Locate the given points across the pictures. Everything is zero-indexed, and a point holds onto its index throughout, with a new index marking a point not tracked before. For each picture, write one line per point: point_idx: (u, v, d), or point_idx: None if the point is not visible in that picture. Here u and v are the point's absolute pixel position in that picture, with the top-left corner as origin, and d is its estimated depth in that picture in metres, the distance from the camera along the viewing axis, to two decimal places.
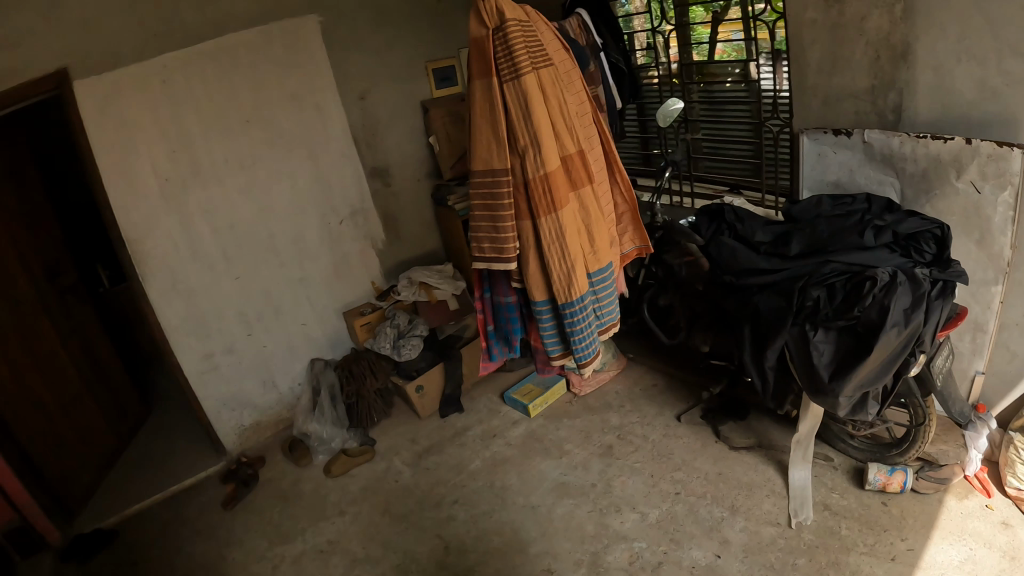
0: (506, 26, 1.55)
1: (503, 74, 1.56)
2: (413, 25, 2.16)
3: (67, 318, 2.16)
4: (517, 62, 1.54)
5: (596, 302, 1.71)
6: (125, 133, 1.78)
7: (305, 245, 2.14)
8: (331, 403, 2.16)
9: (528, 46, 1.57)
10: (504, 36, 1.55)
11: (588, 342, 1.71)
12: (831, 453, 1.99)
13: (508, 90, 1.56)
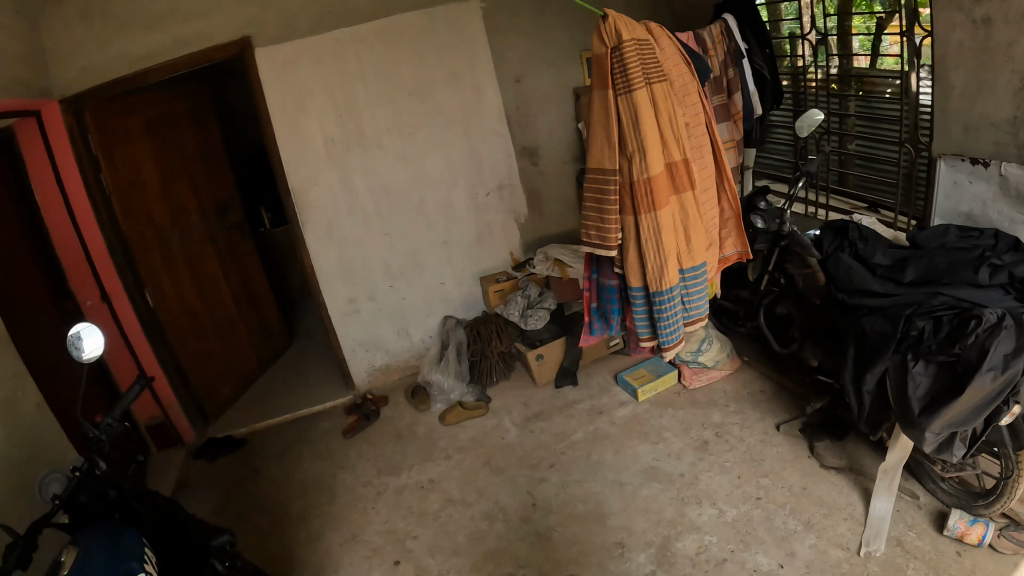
0: (624, 41, 1.55)
1: (617, 86, 1.58)
2: (574, 13, 2.28)
3: (229, 254, 2.59)
4: (632, 76, 1.55)
5: (685, 293, 1.70)
6: (298, 96, 2.07)
7: (452, 212, 2.34)
8: (457, 358, 2.37)
9: (645, 61, 1.58)
10: (620, 51, 1.56)
11: (673, 329, 1.71)
12: (917, 491, 1.97)
13: (621, 102, 1.58)
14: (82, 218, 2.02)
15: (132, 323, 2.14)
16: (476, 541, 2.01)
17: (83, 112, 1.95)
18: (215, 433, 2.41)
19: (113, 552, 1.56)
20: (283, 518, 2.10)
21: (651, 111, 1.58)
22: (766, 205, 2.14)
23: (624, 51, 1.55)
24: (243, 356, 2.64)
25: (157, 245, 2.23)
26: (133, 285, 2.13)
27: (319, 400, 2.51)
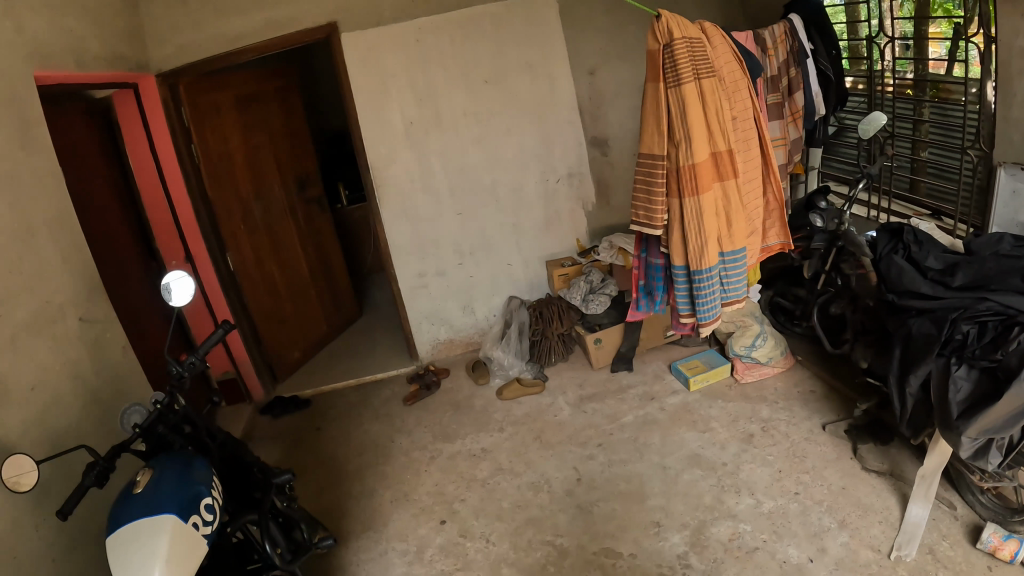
0: (675, 38, 1.61)
1: (667, 80, 1.64)
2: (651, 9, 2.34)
3: (308, 227, 2.78)
4: (681, 71, 1.61)
5: (724, 273, 1.75)
6: (380, 79, 2.23)
7: (521, 196, 2.45)
8: (518, 337, 2.48)
9: (696, 57, 1.63)
10: (672, 47, 1.62)
11: (712, 308, 1.76)
12: (956, 502, 1.99)
13: (670, 95, 1.64)
14: (172, 184, 2.21)
15: (215, 289, 2.33)
16: (520, 508, 2.13)
17: (177, 87, 2.16)
18: (282, 392, 2.59)
19: (184, 477, 1.81)
20: (340, 475, 2.27)
21: (698, 104, 1.64)
22: (826, 204, 2.18)
23: (675, 47, 1.61)
24: (314, 323, 2.82)
25: (240, 214, 2.42)
26: (217, 250, 2.32)
27: (382, 368, 2.66)
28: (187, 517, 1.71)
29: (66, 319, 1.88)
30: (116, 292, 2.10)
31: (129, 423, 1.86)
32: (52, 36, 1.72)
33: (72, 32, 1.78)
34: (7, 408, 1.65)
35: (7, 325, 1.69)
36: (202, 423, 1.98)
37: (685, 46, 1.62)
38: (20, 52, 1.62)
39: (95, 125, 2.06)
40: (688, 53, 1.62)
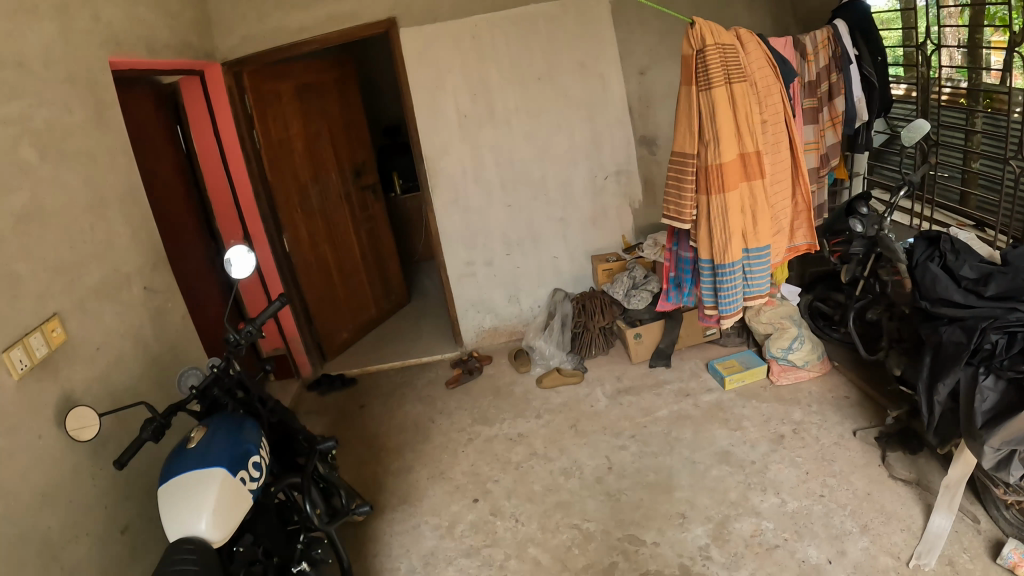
0: (707, 45, 1.65)
1: (698, 84, 1.68)
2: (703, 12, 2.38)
3: (362, 211, 2.92)
4: (710, 75, 1.66)
5: (747, 268, 1.80)
6: (436, 74, 2.34)
7: (570, 191, 2.52)
8: (560, 327, 2.56)
9: (727, 62, 1.67)
10: (703, 53, 1.66)
11: (734, 301, 1.82)
12: (980, 516, 1.99)
13: (701, 98, 1.69)
14: (233, 167, 2.35)
15: (271, 269, 2.46)
16: (550, 491, 2.20)
17: (241, 75, 2.31)
18: (330, 370, 2.72)
19: (234, 436, 1.95)
20: (381, 451, 2.38)
21: (728, 108, 1.69)
22: (867, 210, 2.20)
23: (706, 53, 1.65)
24: (364, 306, 2.95)
25: (298, 198, 2.56)
26: (273, 232, 2.44)
27: (428, 352, 2.76)
28: (236, 471, 1.85)
29: (132, 287, 2.05)
30: (178, 266, 2.26)
31: (187, 384, 2.00)
32: (127, 26, 1.97)
33: (145, 22, 2.02)
34: (73, 364, 1.84)
35: (76, 290, 1.87)
36: (254, 388, 2.10)
37: (715, 51, 1.66)
38: (95, 39, 1.90)
39: (162, 108, 2.22)
40: (720, 59, 1.66)
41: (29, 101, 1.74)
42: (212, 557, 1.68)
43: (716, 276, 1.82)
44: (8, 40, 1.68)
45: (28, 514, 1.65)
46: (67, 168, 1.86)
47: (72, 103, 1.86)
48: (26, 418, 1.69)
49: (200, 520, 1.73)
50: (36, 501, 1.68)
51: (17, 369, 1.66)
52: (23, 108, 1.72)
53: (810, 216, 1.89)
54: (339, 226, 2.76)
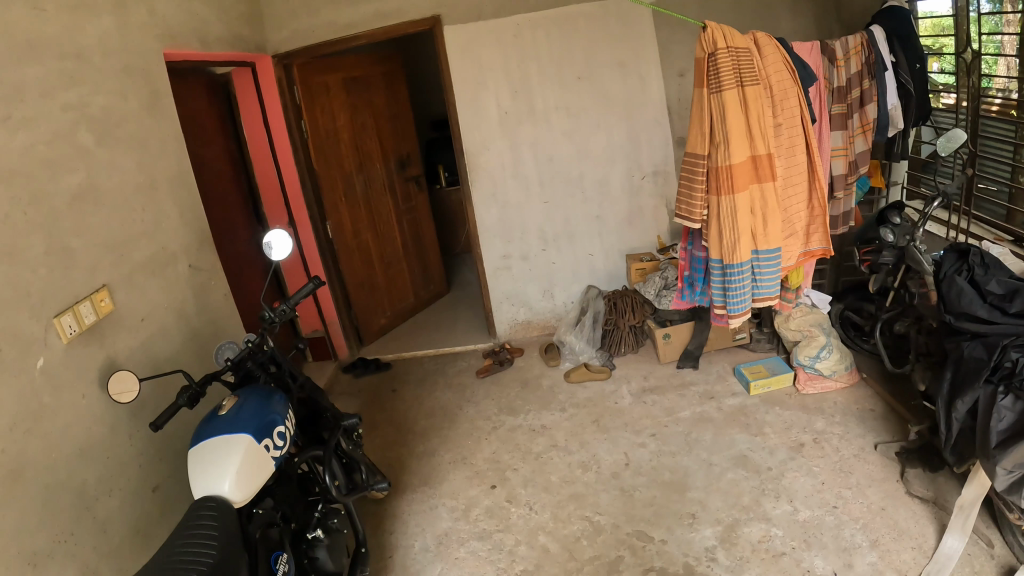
0: (718, 48, 1.67)
1: (710, 86, 1.70)
2: (744, 17, 2.38)
3: (403, 203, 3.06)
4: (721, 78, 1.68)
5: (756, 269, 1.81)
6: (479, 71, 2.41)
7: (607, 189, 2.56)
8: (591, 324, 2.61)
9: (740, 65, 1.69)
10: (715, 56, 1.68)
11: (742, 300, 1.83)
12: (995, 540, 1.95)
13: (713, 100, 1.71)
14: (280, 154, 2.50)
15: (312, 252, 2.59)
16: (566, 483, 2.24)
17: (291, 68, 2.47)
18: (365, 354, 2.83)
19: (262, 405, 2.04)
20: (407, 434, 2.46)
21: (740, 110, 1.70)
22: (900, 220, 2.18)
23: (718, 55, 1.67)
24: (403, 295, 3.07)
25: (341, 185, 2.71)
26: (317, 218, 2.60)
27: (461, 342, 2.85)
28: (259, 438, 1.95)
29: (178, 264, 2.19)
30: (223, 245, 2.41)
31: (222, 357, 2.11)
32: (180, 17, 2.13)
33: (199, 15, 2.18)
34: (118, 333, 1.97)
35: (124, 264, 2.00)
36: (286, 364, 2.20)
37: (727, 54, 1.67)
38: (151, 32, 2.06)
39: (213, 96, 2.37)
40: (732, 61, 1.68)
41: (88, 89, 1.89)
42: (231, 518, 1.77)
43: (725, 275, 1.83)
44: (68, 33, 1.83)
45: (66, 466, 1.77)
46: (120, 152, 2.00)
47: (127, 91, 2.01)
48: (72, 377, 1.82)
49: (222, 481, 1.83)
50: (73, 454, 1.80)
51: (67, 333, 1.80)
52: (81, 96, 1.87)
53: (825, 221, 1.91)
54: (379, 215, 2.90)
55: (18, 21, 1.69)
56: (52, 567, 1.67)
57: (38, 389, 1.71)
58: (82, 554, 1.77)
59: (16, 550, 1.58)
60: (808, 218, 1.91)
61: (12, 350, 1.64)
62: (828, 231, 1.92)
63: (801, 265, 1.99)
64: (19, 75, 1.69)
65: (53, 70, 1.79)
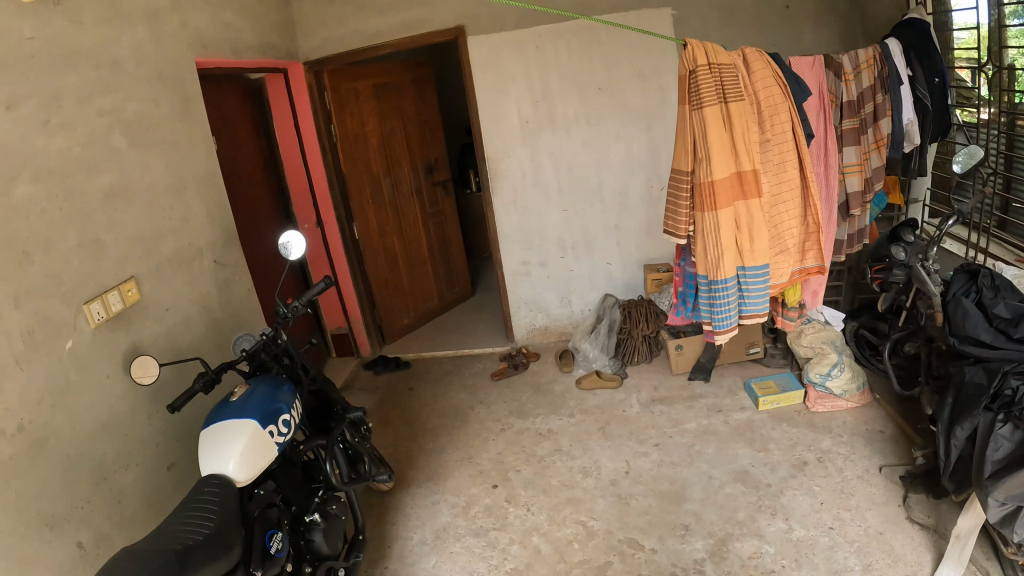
0: (698, 65, 1.71)
1: (692, 103, 1.74)
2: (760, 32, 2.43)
3: (431, 206, 3.31)
4: (701, 94, 1.71)
5: (742, 286, 1.80)
6: (501, 81, 2.52)
7: (626, 199, 2.65)
8: (606, 332, 2.68)
9: (722, 82, 1.72)
10: (696, 73, 1.72)
11: (728, 315, 1.83)
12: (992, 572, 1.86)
13: (694, 116, 1.74)
14: (310, 157, 2.71)
15: (339, 254, 2.82)
16: (565, 487, 2.24)
17: (322, 74, 2.67)
18: (387, 352, 3.05)
19: (271, 394, 2.09)
20: (418, 430, 2.55)
21: (723, 127, 1.73)
22: (914, 239, 2.10)
23: (699, 73, 1.71)
24: (425, 296, 3.30)
25: (370, 189, 2.94)
26: (343, 218, 2.81)
27: (481, 345, 2.99)
28: (265, 425, 1.98)
29: (203, 259, 2.30)
30: (252, 243, 2.59)
31: (238, 348, 2.19)
32: (213, 28, 2.26)
33: (232, 25, 2.32)
34: (143, 320, 2.05)
35: (152, 258, 2.10)
36: (298, 356, 2.29)
37: (708, 71, 1.71)
38: (183, 41, 2.17)
39: (248, 101, 2.56)
40: (713, 79, 1.71)
41: (122, 96, 1.99)
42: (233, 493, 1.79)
43: (712, 290, 1.83)
44: (105, 42, 1.93)
45: (87, 439, 1.84)
46: (152, 154, 2.10)
47: (160, 97, 2.11)
48: (98, 357, 1.90)
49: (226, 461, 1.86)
50: (95, 429, 1.87)
51: (95, 319, 1.88)
52: (115, 101, 1.97)
53: (820, 238, 1.90)
54: (407, 220, 3.14)
55: (55, 30, 1.78)
56: (69, 530, 1.74)
57: (64, 367, 1.79)
58: (97, 521, 1.84)
59: (35, 511, 1.65)
60: (804, 234, 1.90)
61: (41, 330, 1.73)
62: (824, 248, 1.91)
63: (797, 283, 1.99)
64: (54, 82, 1.78)
65: (89, 77, 1.89)
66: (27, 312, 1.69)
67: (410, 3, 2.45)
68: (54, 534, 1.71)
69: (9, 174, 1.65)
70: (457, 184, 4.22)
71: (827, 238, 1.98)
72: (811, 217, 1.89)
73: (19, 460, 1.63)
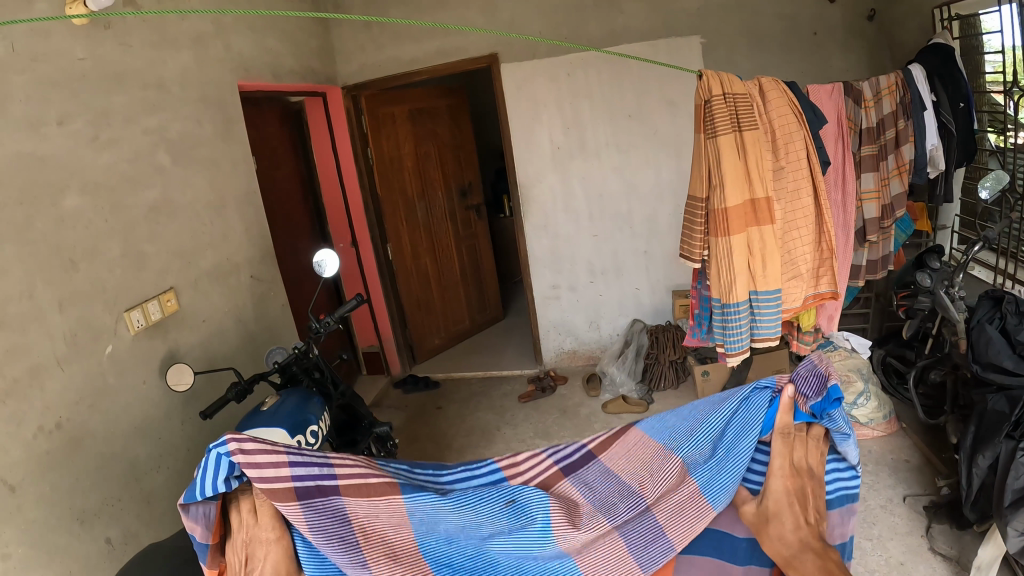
0: (713, 95, 1.74)
1: (707, 131, 1.78)
2: (785, 56, 2.52)
3: (464, 229, 3.40)
4: (715, 123, 1.75)
5: (755, 309, 1.80)
6: (534, 108, 2.63)
7: (655, 225, 2.70)
8: (633, 357, 2.70)
9: (737, 111, 1.75)
10: (710, 103, 1.75)
11: (740, 338, 1.83)
12: None
13: (709, 144, 1.78)
14: (347, 179, 2.85)
15: (372, 270, 2.94)
16: None
17: (360, 99, 2.82)
18: (417, 371, 3.13)
19: (301, 406, 2.14)
20: (443, 449, 2.56)
21: (737, 154, 1.75)
22: (939, 265, 2.11)
23: (713, 102, 1.75)
24: (457, 319, 3.38)
25: (404, 211, 3.06)
26: (377, 238, 2.94)
27: (510, 367, 3.05)
28: (293, 433, 2.01)
29: (241, 274, 2.38)
30: (289, 260, 2.69)
31: (271, 360, 2.25)
32: (255, 53, 2.39)
33: (274, 50, 2.46)
34: (181, 330, 2.11)
35: (191, 271, 2.16)
36: (329, 371, 2.33)
37: (722, 101, 1.74)
38: (228, 65, 2.29)
39: (287, 123, 2.70)
40: (727, 108, 1.75)
41: (166, 116, 2.07)
42: None
43: (724, 313, 1.84)
44: (152, 65, 2.02)
45: (123, 440, 1.86)
46: (195, 170, 2.18)
47: (203, 118, 2.20)
48: (137, 362, 1.93)
49: None
50: (131, 431, 1.90)
51: (135, 326, 1.91)
52: (161, 121, 2.05)
53: (835, 264, 1.90)
54: (440, 244, 3.24)
55: (106, 52, 1.86)
56: (99, 526, 1.74)
57: (103, 369, 1.81)
58: (126, 519, 1.84)
59: (68, 505, 1.65)
60: (819, 260, 1.90)
61: (83, 334, 1.75)
62: (838, 274, 1.91)
63: (811, 308, 1.98)
64: (105, 99, 1.86)
65: (136, 97, 1.96)
66: (70, 315, 1.71)
67: (447, 31, 2.59)
68: (84, 529, 1.70)
69: (59, 185, 1.70)
70: (491, 209, 4.32)
71: (841, 265, 1.97)
72: (825, 243, 1.89)
73: (54, 456, 1.62)
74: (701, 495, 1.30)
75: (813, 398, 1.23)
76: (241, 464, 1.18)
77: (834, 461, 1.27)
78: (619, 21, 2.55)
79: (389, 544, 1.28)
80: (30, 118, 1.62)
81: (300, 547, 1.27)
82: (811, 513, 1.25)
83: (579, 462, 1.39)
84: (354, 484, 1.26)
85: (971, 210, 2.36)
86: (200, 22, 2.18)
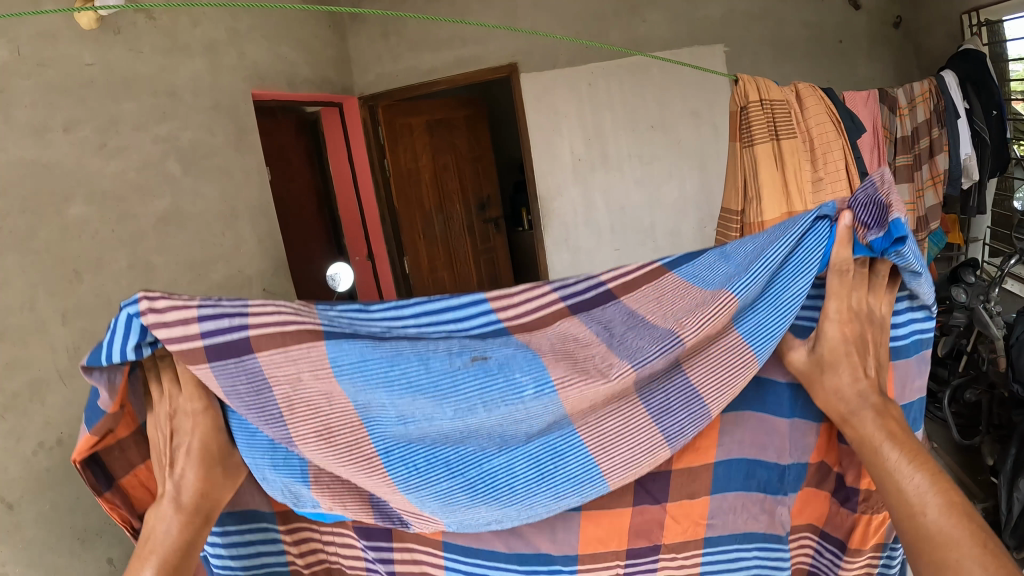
0: (749, 101, 1.69)
1: (743, 140, 1.73)
2: (812, 64, 2.46)
3: (483, 243, 3.34)
4: (751, 132, 1.70)
5: None
6: (554, 118, 2.58)
7: (679, 238, 2.64)
8: None
9: (775, 119, 1.70)
10: (746, 109, 1.71)
11: None
12: None
13: (745, 154, 1.73)
14: (363, 190, 2.83)
15: (388, 284, 2.90)
16: None
17: (376, 109, 2.81)
18: None
19: None
20: None
21: (775, 166, 1.70)
22: (975, 279, 2.02)
23: (750, 109, 1.70)
24: None
25: (422, 224, 3.01)
26: (394, 251, 2.90)
27: None
28: None
29: (253, 287, 2.33)
30: (304, 273, 2.64)
31: None
32: (269, 62, 2.36)
33: (287, 59, 2.44)
34: None
35: (201, 283, 2.10)
36: None
37: (759, 110, 1.69)
38: (240, 73, 2.25)
39: (303, 135, 2.70)
40: (765, 115, 1.70)
41: (177, 124, 2.02)
42: None
43: None
44: (163, 72, 1.98)
45: None
46: (206, 180, 2.13)
47: (214, 126, 2.16)
48: None
49: None
50: None
51: None
52: (171, 130, 2.00)
53: None
54: (459, 259, 3.19)
55: (115, 59, 1.82)
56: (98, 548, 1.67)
57: None
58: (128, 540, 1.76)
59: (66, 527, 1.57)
60: None
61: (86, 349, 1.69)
62: None
63: None
64: (113, 106, 1.82)
65: (145, 105, 1.92)
66: (73, 329, 1.65)
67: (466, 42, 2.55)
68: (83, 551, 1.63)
69: (65, 194, 1.65)
70: (510, 225, 4.28)
71: None
72: None
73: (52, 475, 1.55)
74: (740, 337, 0.74)
75: (874, 234, 0.68)
76: (150, 328, 0.68)
77: (906, 299, 0.77)
78: (642, 30, 2.51)
79: (326, 417, 0.73)
80: (34, 123, 1.58)
81: (234, 417, 0.76)
82: (873, 365, 0.71)
83: (596, 298, 0.82)
84: (270, 334, 0.71)
85: (1003, 222, 2.28)
86: (213, 29, 2.15)
